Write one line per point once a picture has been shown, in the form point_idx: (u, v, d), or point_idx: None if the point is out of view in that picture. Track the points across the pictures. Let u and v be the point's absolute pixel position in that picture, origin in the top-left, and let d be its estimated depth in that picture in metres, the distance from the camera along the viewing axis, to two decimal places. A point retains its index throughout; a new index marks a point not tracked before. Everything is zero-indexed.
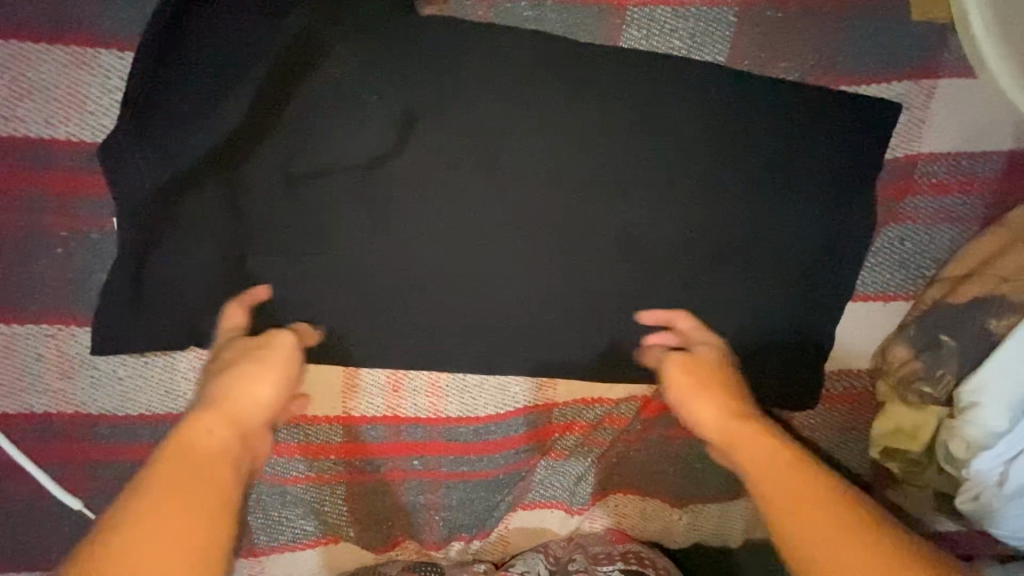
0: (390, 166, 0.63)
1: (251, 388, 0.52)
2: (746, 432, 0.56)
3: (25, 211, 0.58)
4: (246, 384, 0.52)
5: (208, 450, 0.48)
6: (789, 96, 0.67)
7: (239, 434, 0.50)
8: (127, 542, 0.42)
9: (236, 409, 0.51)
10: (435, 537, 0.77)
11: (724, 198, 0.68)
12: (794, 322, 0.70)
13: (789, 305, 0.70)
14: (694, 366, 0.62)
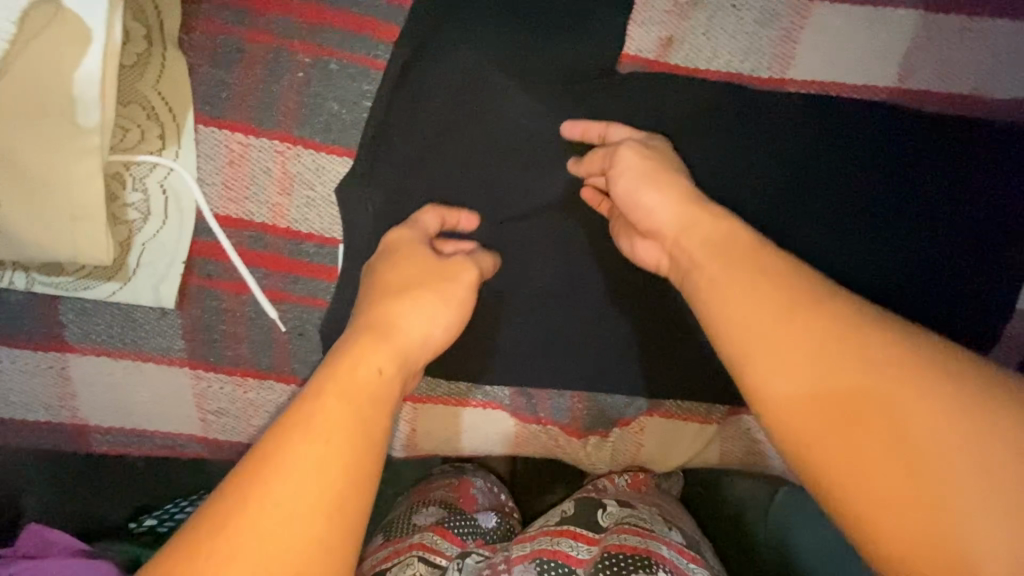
0: (604, 42, 0.67)
1: (422, 321, 0.52)
2: (723, 245, 0.49)
3: (278, 35, 0.65)
4: (419, 313, 0.52)
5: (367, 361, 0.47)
6: (989, 22, 0.69)
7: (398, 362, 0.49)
8: (280, 459, 0.40)
9: (419, 324, 0.52)
10: (577, 425, 0.76)
11: (914, 120, 0.70)
12: (970, 257, 0.71)
13: (967, 239, 0.71)
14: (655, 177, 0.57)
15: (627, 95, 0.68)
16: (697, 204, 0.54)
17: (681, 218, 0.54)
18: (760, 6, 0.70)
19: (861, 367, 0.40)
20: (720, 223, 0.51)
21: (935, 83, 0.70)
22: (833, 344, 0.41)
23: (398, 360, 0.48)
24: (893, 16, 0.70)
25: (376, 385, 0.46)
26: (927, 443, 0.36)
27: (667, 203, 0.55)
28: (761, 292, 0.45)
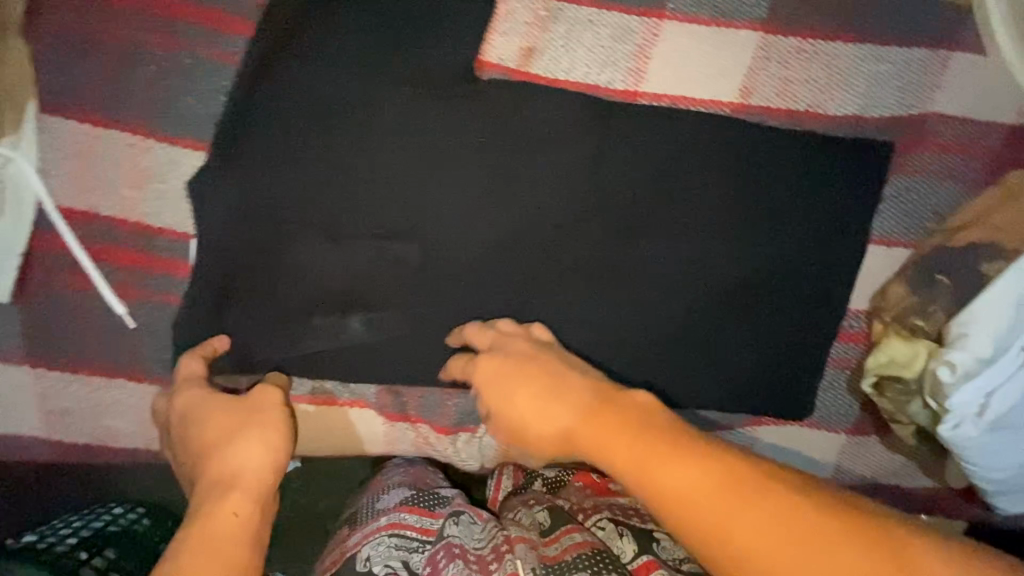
0: (461, 50, 0.70)
1: (247, 452, 0.56)
2: (579, 408, 0.56)
3: (129, 27, 0.64)
4: (242, 450, 0.56)
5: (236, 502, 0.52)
6: (817, 46, 0.76)
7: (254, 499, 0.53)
8: None
9: (242, 457, 0.55)
10: (445, 422, 0.78)
11: (754, 134, 0.75)
12: (807, 266, 0.78)
13: (805, 249, 0.77)
14: (501, 339, 0.66)
15: (486, 100, 0.71)
16: (557, 399, 0.58)
17: (538, 395, 0.59)
18: (614, 23, 0.74)
19: (691, 481, 0.45)
20: (572, 378, 0.60)
21: (774, 100, 0.76)
22: (673, 457, 0.47)
23: (256, 497, 0.53)
24: (735, 36, 0.75)
25: (237, 525, 0.50)
26: (764, 538, 0.42)
27: (553, 408, 0.58)
28: (612, 435, 0.51)
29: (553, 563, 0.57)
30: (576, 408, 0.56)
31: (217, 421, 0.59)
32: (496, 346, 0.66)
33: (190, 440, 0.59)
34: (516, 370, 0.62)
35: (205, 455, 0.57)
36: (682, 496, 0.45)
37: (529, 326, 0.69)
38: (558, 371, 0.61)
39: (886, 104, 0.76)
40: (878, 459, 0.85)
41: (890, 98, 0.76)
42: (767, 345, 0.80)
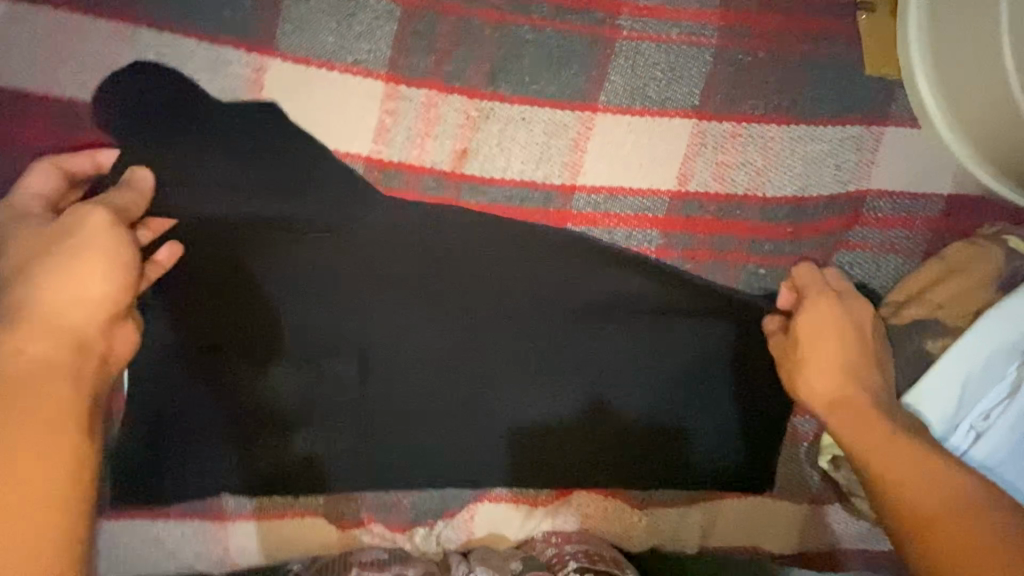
0: (394, 161, 0.71)
1: (78, 287, 0.53)
2: (860, 423, 0.66)
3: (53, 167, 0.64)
4: (73, 282, 0.53)
5: (58, 308, 0.52)
6: (752, 129, 0.76)
7: (76, 344, 0.52)
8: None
9: (81, 287, 0.53)
10: (401, 520, 0.78)
11: (690, 223, 0.76)
12: (755, 353, 0.78)
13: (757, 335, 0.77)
14: (809, 329, 0.71)
15: (421, 206, 0.71)
16: (837, 369, 0.70)
17: (834, 364, 0.70)
18: (547, 118, 0.74)
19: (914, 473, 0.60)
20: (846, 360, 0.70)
21: (712, 185, 0.76)
22: (901, 453, 0.62)
23: (49, 332, 0.51)
24: (669, 124, 0.75)
25: (78, 324, 0.52)
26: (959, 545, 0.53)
27: (821, 378, 0.69)
28: (869, 429, 0.65)
29: None
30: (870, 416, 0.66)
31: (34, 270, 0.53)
32: (819, 325, 0.71)
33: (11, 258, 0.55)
34: (837, 362, 0.70)
35: (16, 275, 0.53)
36: (900, 489, 0.60)
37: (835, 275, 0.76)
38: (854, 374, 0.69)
39: (822, 182, 0.77)
40: (841, 525, 0.86)
41: (827, 176, 0.77)
42: (720, 429, 0.81)
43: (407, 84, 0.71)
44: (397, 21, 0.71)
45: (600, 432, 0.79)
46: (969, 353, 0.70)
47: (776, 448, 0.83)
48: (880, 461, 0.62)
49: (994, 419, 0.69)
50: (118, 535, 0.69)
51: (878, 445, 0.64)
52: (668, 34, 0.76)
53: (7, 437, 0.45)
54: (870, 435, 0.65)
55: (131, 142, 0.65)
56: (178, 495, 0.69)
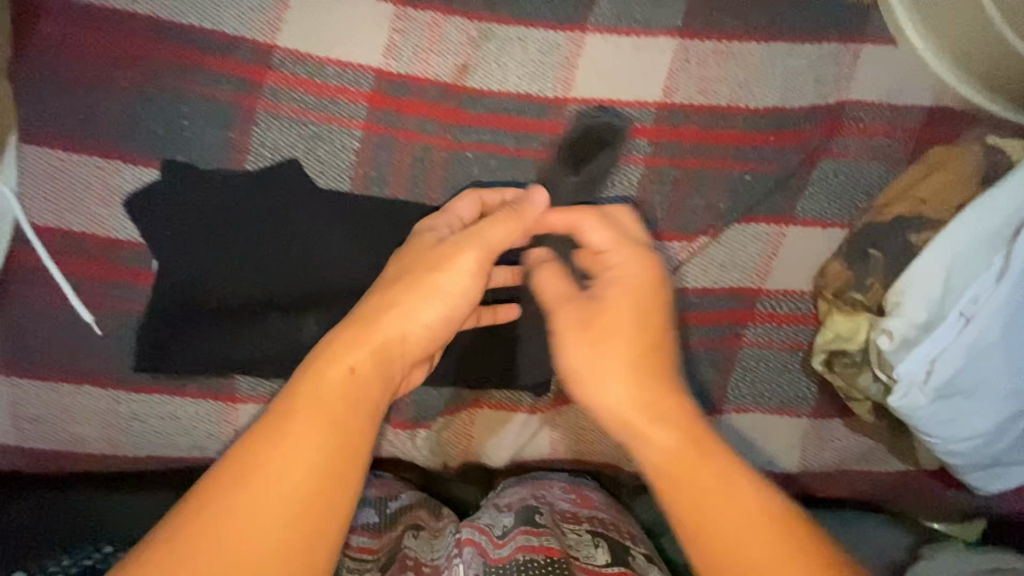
0: (400, 73, 0.78)
1: (401, 321, 0.59)
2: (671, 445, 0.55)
3: (102, 66, 0.72)
4: (398, 316, 0.59)
5: (388, 340, 0.58)
6: (733, 48, 0.82)
7: (378, 367, 0.56)
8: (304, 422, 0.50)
9: (405, 325, 0.60)
10: (402, 418, 0.80)
11: (678, 133, 0.81)
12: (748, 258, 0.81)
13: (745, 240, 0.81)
14: (597, 334, 0.61)
15: (424, 114, 0.78)
16: (604, 370, 0.60)
17: (623, 380, 0.59)
18: (541, 37, 0.80)
19: (756, 532, 0.49)
20: (613, 364, 0.60)
21: (696, 97, 0.81)
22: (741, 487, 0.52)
23: (374, 362, 0.56)
24: (653, 43, 0.81)
25: (356, 379, 0.54)
26: None
27: (616, 392, 0.59)
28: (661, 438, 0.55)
29: (504, 563, 0.64)
30: (683, 429, 0.55)
31: (413, 274, 0.63)
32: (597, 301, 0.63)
33: (402, 258, 0.66)
34: (630, 363, 0.59)
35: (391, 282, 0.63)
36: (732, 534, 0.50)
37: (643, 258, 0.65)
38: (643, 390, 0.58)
39: (802, 94, 0.81)
40: (845, 442, 0.85)
41: (808, 89, 0.81)
42: (712, 332, 0.83)
43: (413, 7, 0.79)
44: None
45: None
46: (953, 240, 0.71)
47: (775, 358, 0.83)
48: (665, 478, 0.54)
49: (984, 300, 0.70)
50: (141, 409, 0.73)
51: (665, 461, 0.54)
52: None
53: (304, 415, 0.51)
54: (656, 453, 0.55)
55: (172, 49, 0.73)
56: (197, 370, 0.73)
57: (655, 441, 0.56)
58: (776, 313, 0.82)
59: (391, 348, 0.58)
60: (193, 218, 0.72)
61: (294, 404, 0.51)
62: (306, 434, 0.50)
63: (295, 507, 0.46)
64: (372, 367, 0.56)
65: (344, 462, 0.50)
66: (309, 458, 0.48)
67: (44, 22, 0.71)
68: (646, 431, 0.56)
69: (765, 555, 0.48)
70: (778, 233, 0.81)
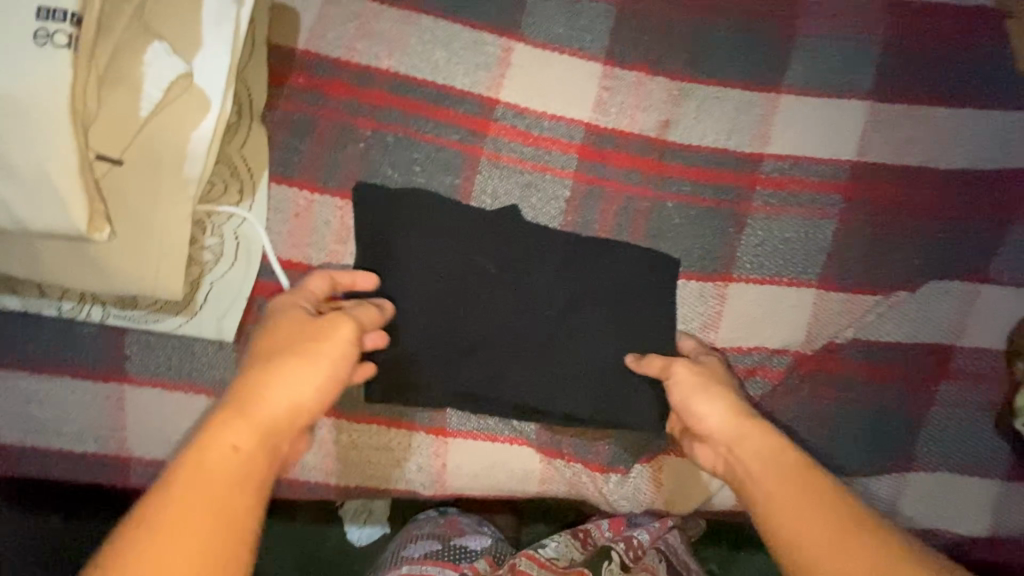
0: (607, 127, 0.83)
1: (294, 387, 0.58)
2: (765, 456, 0.63)
3: (345, 113, 0.78)
4: (283, 383, 0.58)
5: (270, 413, 0.56)
6: (922, 112, 0.85)
7: (264, 445, 0.54)
8: (173, 509, 0.48)
9: (294, 395, 0.58)
10: (599, 460, 0.81)
11: (869, 190, 0.84)
12: (939, 314, 0.82)
13: (937, 296, 0.82)
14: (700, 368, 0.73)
15: (629, 166, 0.83)
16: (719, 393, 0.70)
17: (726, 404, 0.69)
18: (738, 97, 0.85)
19: (832, 544, 0.54)
20: (712, 394, 0.70)
21: (888, 158, 0.84)
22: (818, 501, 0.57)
23: (259, 440, 0.54)
24: (845, 105, 0.85)
25: (229, 461, 0.52)
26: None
27: (721, 413, 0.68)
28: (774, 469, 0.62)
29: None
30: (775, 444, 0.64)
31: (284, 352, 0.60)
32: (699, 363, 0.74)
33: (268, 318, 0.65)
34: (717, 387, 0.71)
35: (260, 359, 0.60)
36: (800, 521, 0.57)
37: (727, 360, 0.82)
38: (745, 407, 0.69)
39: (988, 158, 0.85)
40: None
41: (994, 155, 0.85)
42: (904, 387, 0.83)
43: (621, 66, 0.84)
44: (614, 19, 0.85)
45: (790, 384, 0.82)
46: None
47: (971, 416, 0.83)
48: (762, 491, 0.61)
49: None
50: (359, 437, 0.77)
51: (766, 465, 0.62)
52: (842, 32, 0.87)
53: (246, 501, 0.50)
54: (764, 454, 0.63)
55: (408, 100, 0.79)
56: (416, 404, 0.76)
57: (750, 448, 0.65)
58: (969, 372, 0.82)
59: (277, 423, 0.56)
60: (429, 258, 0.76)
61: (165, 490, 0.49)
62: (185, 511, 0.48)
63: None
64: (258, 451, 0.54)
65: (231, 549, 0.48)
66: (187, 552, 0.46)
67: (297, 72, 0.78)
68: (746, 442, 0.65)
69: (826, 544, 0.54)
70: (972, 291, 0.82)
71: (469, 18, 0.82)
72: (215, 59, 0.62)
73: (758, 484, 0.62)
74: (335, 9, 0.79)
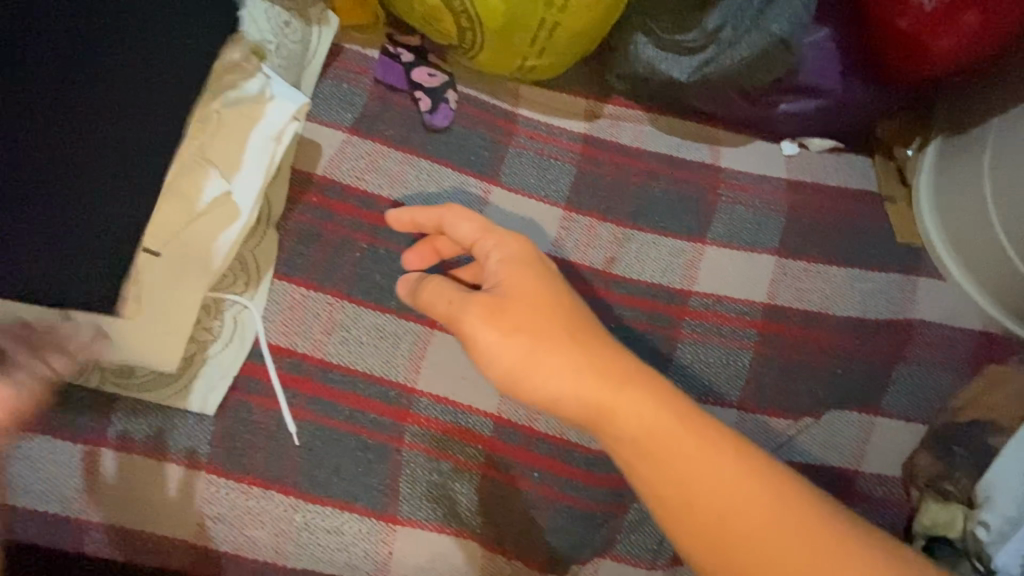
0: (563, 260, 1.01)
1: None
2: (641, 411, 0.63)
3: (346, 227, 0.93)
4: None
5: None
6: (819, 268, 1.05)
7: None
8: None
9: None
10: (537, 558, 0.85)
11: (779, 327, 1.00)
12: (841, 439, 0.94)
13: (839, 424, 0.95)
14: (491, 305, 0.67)
15: (579, 292, 0.99)
16: (555, 348, 0.64)
17: (579, 367, 0.64)
18: (671, 244, 1.04)
19: (716, 471, 0.61)
20: (587, 384, 0.64)
21: (793, 302, 1.02)
22: (727, 480, 0.60)
23: None
24: (757, 258, 1.04)
25: None
26: (747, 503, 0.59)
27: (560, 379, 0.64)
28: (679, 448, 0.61)
29: None
30: (647, 392, 0.64)
31: None
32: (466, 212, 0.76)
33: None
34: (546, 335, 0.65)
35: None
36: (693, 479, 0.61)
37: (528, 250, 0.71)
38: (603, 363, 0.64)
39: (877, 309, 1.02)
40: None
41: (881, 306, 1.02)
42: None
43: (577, 213, 1.05)
44: (574, 176, 1.08)
45: None
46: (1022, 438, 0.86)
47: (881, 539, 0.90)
48: (642, 451, 0.62)
49: None
50: (312, 519, 0.81)
51: (649, 427, 0.62)
52: (753, 201, 1.10)
53: None
54: (638, 422, 0.63)
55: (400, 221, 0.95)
56: (373, 487, 0.82)
57: (624, 412, 0.63)
58: (873, 495, 0.92)
59: None
60: (407, 353, 0.88)
61: None
62: None
63: None
64: None
65: None
66: None
67: (311, 191, 0.94)
68: (622, 409, 0.63)
69: (725, 491, 0.60)
70: (868, 421, 0.95)
71: (459, 165, 1.03)
72: (253, 177, 0.81)
73: (631, 454, 0.63)
74: (351, 147, 0.99)
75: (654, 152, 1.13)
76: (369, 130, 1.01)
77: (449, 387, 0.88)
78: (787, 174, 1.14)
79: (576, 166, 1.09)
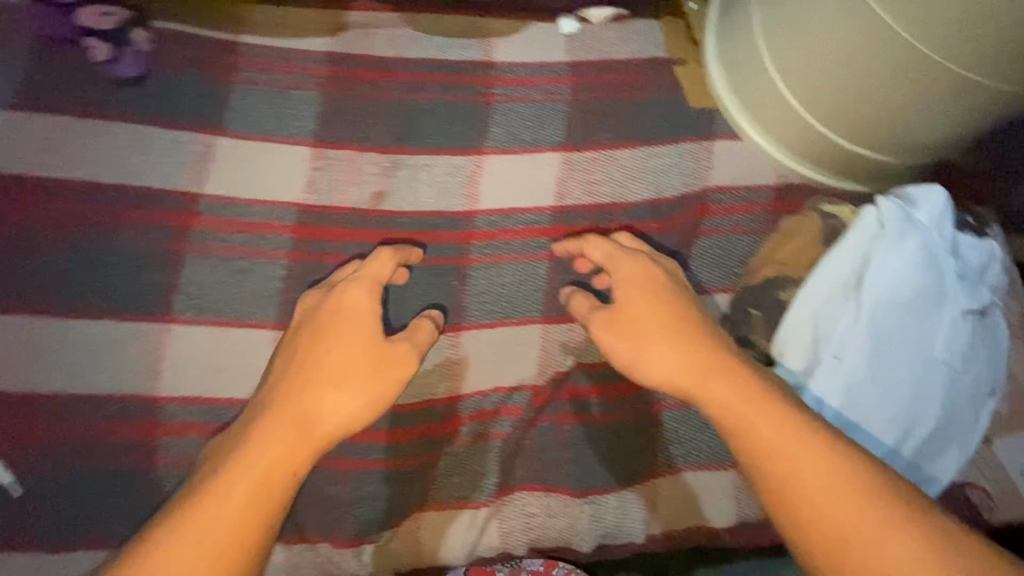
0: (320, 206, 0.86)
1: (343, 399, 0.68)
2: (752, 412, 0.64)
3: (35, 228, 0.80)
4: (339, 397, 0.68)
5: None
6: (609, 155, 0.97)
7: (260, 481, 0.60)
8: (173, 542, 0.55)
9: (314, 406, 0.66)
10: (345, 535, 0.81)
11: (572, 229, 0.93)
12: None
13: None
14: (612, 316, 0.77)
15: (347, 237, 0.86)
16: (675, 337, 0.72)
17: (677, 357, 0.71)
18: (447, 162, 0.92)
19: (862, 505, 0.56)
20: (688, 378, 0.69)
21: (584, 198, 0.94)
22: (811, 458, 0.59)
23: (297, 439, 0.63)
24: (542, 158, 0.95)
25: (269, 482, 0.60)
26: (841, 513, 0.56)
27: (667, 356, 0.71)
28: (778, 438, 0.61)
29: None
30: (733, 377, 0.67)
31: None
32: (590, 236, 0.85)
33: None
34: (663, 332, 0.73)
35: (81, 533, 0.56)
36: (801, 484, 0.59)
37: (653, 271, 0.79)
38: (696, 359, 0.70)
39: (671, 186, 0.96)
40: None
41: (675, 181, 0.97)
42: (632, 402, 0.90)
43: (330, 147, 0.90)
44: (322, 105, 0.92)
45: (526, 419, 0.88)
46: (830, 284, 0.84)
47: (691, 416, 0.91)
48: (761, 465, 0.61)
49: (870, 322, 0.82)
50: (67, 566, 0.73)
51: (746, 420, 0.64)
52: (533, 94, 0.99)
53: None
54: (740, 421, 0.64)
55: (104, 207, 0.81)
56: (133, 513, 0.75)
57: (703, 394, 0.68)
58: None
59: (327, 431, 0.65)
60: (139, 355, 0.78)
61: (232, 486, 0.59)
62: (236, 504, 0.58)
63: (229, 548, 0.56)
64: (294, 444, 0.63)
65: (240, 531, 0.57)
66: (224, 529, 0.56)
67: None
68: (709, 386, 0.67)
69: (820, 494, 0.58)
70: None
71: (167, 120, 0.86)
72: None
73: (744, 446, 0.63)
74: (18, 129, 0.82)
75: (414, 57, 0.98)
76: (40, 102, 0.83)
77: (203, 382, 0.78)
78: (569, 56, 1.02)
79: (324, 93, 0.93)
